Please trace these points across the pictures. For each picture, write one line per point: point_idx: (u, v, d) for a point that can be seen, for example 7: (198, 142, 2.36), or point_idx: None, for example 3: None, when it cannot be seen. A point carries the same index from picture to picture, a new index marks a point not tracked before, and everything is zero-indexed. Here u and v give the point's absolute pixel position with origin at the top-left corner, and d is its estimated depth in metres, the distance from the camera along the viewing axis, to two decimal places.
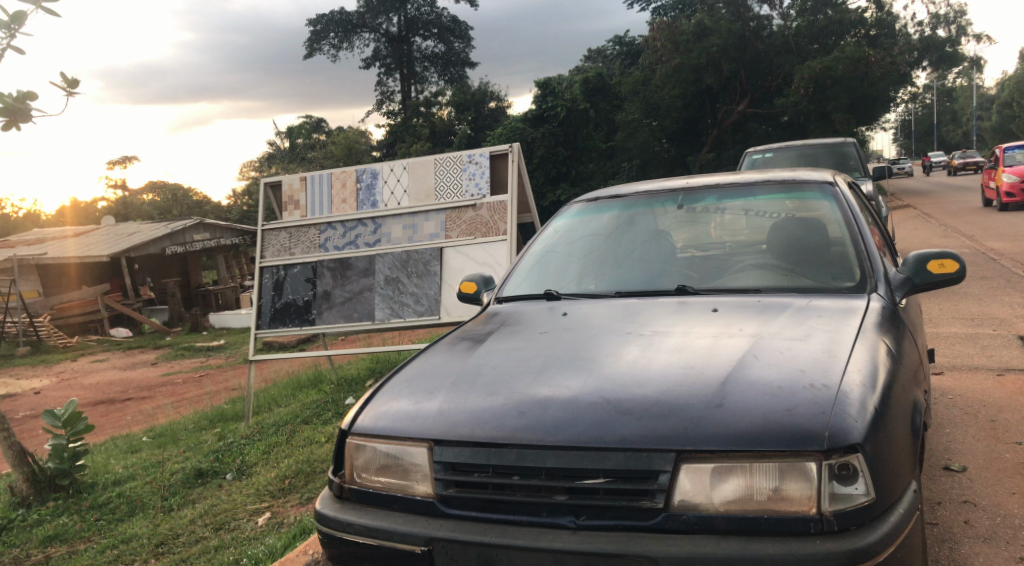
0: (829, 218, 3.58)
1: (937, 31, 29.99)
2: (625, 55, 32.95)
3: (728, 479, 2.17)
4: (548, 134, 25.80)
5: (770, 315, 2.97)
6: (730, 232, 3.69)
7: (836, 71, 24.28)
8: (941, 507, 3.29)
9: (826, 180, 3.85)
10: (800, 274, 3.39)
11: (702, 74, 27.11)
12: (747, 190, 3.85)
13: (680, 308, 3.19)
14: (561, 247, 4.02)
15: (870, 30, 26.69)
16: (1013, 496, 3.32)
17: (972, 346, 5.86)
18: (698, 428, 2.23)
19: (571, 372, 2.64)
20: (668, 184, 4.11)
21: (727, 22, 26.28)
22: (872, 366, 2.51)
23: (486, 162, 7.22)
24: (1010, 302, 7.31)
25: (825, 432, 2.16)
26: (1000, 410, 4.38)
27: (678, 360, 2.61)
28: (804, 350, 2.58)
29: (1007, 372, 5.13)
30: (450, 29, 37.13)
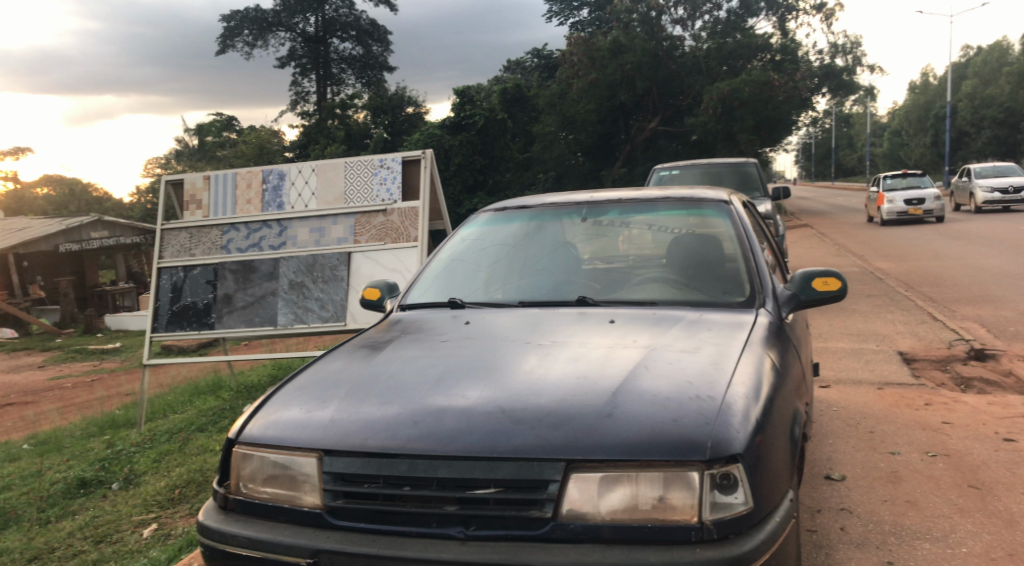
0: (725, 234, 3.70)
1: (835, 59, 31.65)
2: (543, 67, 33.60)
3: (615, 489, 2.20)
4: (465, 143, 25.53)
5: (664, 327, 3.04)
6: (636, 245, 3.76)
7: (743, 93, 25.23)
8: (820, 515, 3.40)
9: (722, 198, 3.98)
10: (694, 289, 3.49)
11: (616, 90, 27.71)
12: (649, 205, 3.95)
13: (580, 319, 3.24)
14: (468, 255, 4.03)
15: (775, 55, 27.99)
16: (886, 503, 3.47)
17: (856, 361, 6.16)
18: (588, 436, 2.26)
19: (469, 381, 2.64)
20: (575, 198, 4.17)
21: (642, 41, 26.76)
22: (756, 379, 2.60)
23: (398, 168, 7.16)
24: (892, 320, 7.72)
25: (708, 442, 2.22)
26: (877, 422, 4.61)
27: (573, 370, 2.64)
28: (693, 362, 2.65)
29: (886, 386, 5.40)
30: (369, 32, 36.48)
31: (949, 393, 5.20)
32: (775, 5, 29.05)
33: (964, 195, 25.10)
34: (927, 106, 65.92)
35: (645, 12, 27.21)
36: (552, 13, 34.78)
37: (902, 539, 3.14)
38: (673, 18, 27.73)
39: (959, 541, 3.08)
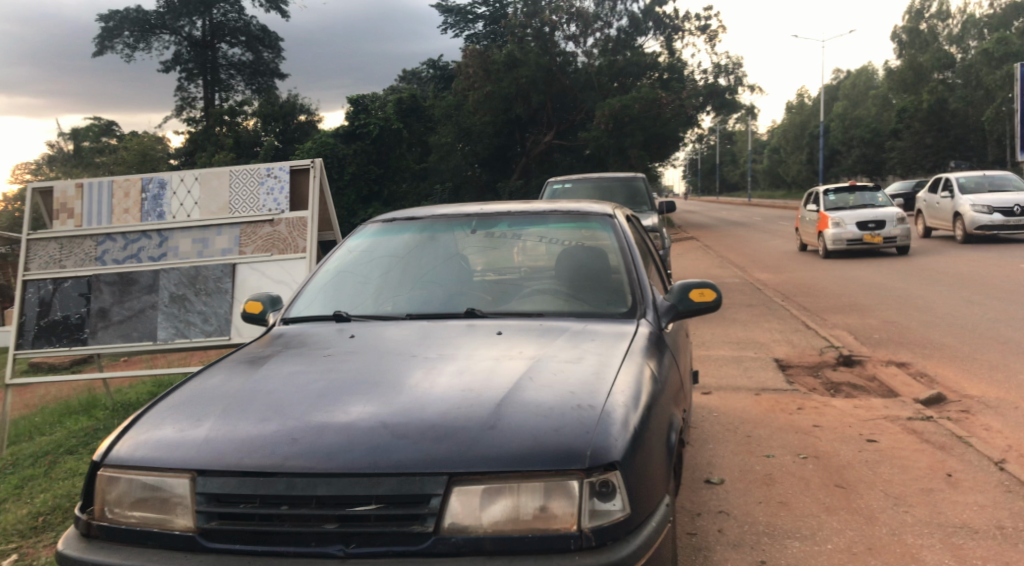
0: (609, 247, 3.80)
1: (718, 79, 33.09)
2: (439, 78, 33.71)
3: (496, 500, 2.21)
4: (360, 152, 25.24)
5: (549, 338, 3.09)
6: (528, 257, 3.80)
7: (633, 110, 26.08)
8: (700, 518, 3.51)
9: (607, 212, 4.09)
10: (579, 299, 3.56)
11: (512, 103, 28.08)
12: (539, 218, 4.00)
13: (468, 331, 3.24)
14: (356, 266, 3.98)
15: (663, 74, 29.47)
16: (761, 505, 3.62)
17: (735, 368, 6.42)
18: (471, 449, 2.26)
19: (355, 396, 2.60)
20: (464, 210, 4.19)
21: (536, 55, 27.16)
22: (636, 387, 2.68)
23: (286, 177, 7.08)
24: (770, 329, 8.10)
25: (588, 451, 2.26)
26: (754, 426, 4.82)
27: (459, 383, 2.64)
28: (576, 372, 2.70)
29: (763, 392, 5.65)
30: (259, 39, 35.74)
31: (819, 397, 5.49)
32: (663, 25, 30.23)
33: (941, 215, 19.12)
34: (802, 125, 69.90)
35: (538, 27, 27.77)
36: (447, 25, 34.90)
37: (775, 538, 3.29)
38: (566, 34, 28.32)
39: (824, 538, 3.25)
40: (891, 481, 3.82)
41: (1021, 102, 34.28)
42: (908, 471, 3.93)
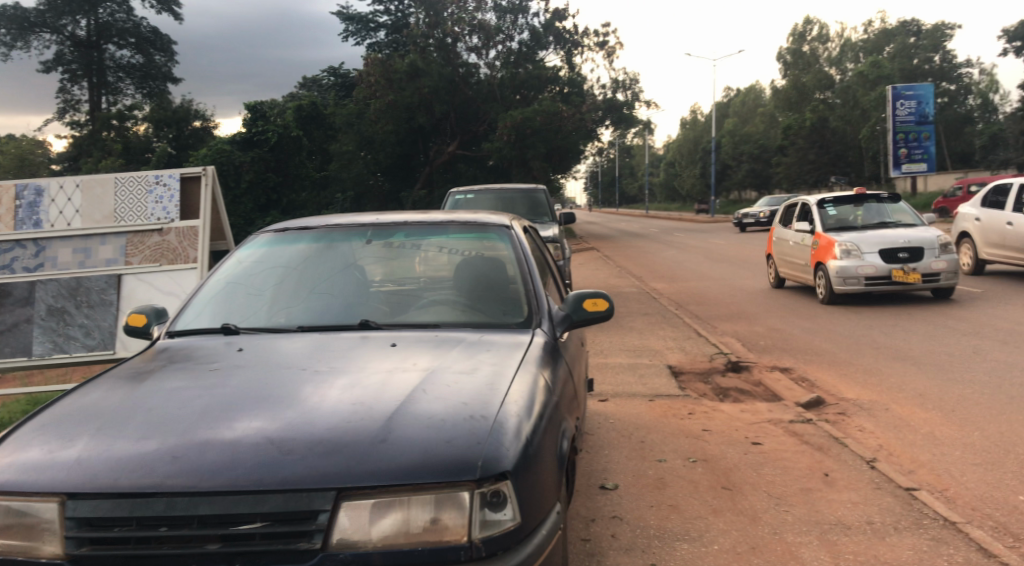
0: (506, 258, 3.82)
1: (616, 95, 33.99)
2: (340, 86, 33.45)
3: (386, 515, 2.18)
4: (257, 159, 24.41)
5: (443, 349, 3.08)
6: (429, 267, 3.79)
7: (535, 122, 26.31)
8: (595, 524, 3.57)
9: (504, 223, 4.11)
10: (476, 310, 3.57)
11: (414, 113, 27.98)
12: (439, 228, 3.99)
13: (361, 342, 3.19)
14: (247, 277, 3.87)
15: (564, 88, 30.12)
16: (652, 509, 3.72)
17: (631, 375, 6.57)
18: (361, 463, 2.23)
19: (244, 412, 2.52)
20: (359, 220, 4.14)
21: (438, 66, 27.11)
22: (529, 397, 2.70)
23: (176, 185, 6.94)
24: (664, 336, 8.34)
25: (479, 461, 2.26)
26: (647, 432, 4.96)
27: (351, 397, 2.59)
28: (470, 383, 2.69)
29: (656, 398, 5.81)
30: (150, 41, 34.37)
31: (709, 403, 5.69)
32: (563, 40, 30.80)
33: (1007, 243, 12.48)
34: (697, 140, 72.60)
35: (440, 38, 27.76)
36: (348, 33, 34.49)
37: (664, 541, 3.38)
38: (468, 46, 28.45)
39: (711, 539, 3.36)
40: (773, 481, 3.99)
41: (892, 122, 36.72)
42: (789, 471, 4.12)
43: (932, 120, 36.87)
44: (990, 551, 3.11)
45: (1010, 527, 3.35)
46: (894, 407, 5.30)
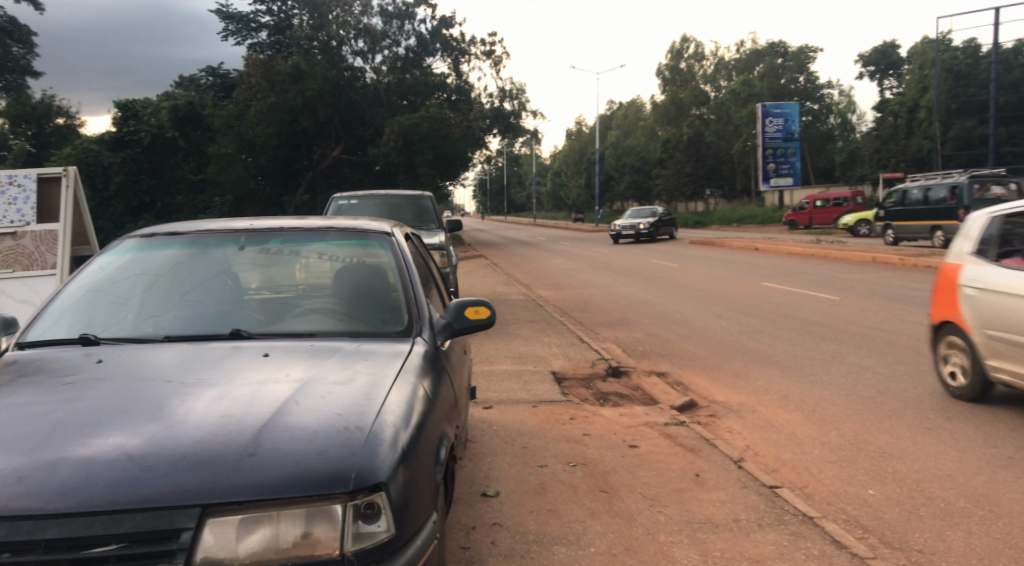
0: (387, 265, 3.76)
1: (503, 103, 34.32)
2: (219, 86, 32.36)
3: (254, 530, 2.11)
4: (129, 160, 23.08)
5: (319, 359, 3.00)
6: (308, 274, 3.70)
7: (422, 129, 26.17)
8: (474, 532, 3.56)
9: (385, 230, 4.04)
10: (354, 319, 3.51)
11: (297, 116, 27.19)
12: (319, 235, 3.89)
13: (232, 353, 3.08)
14: (109, 285, 3.66)
15: (450, 94, 30.17)
16: (532, 516, 3.75)
17: (516, 382, 6.61)
18: (227, 477, 2.15)
19: (99, 428, 2.37)
20: (233, 226, 3.98)
21: (322, 69, 26.70)
22: (406, 406, 2.67)
23: (32, 186, 6.79)
24: (549, 343, 8.45)
25: (352, 473, 2.21)
26: (530, 437, 5.01)
27: (218, 409, 2.49)
28: (344, 394, 2.63)
29: (539, 404, 5.88)
30: (6, 31, 31.95)
31: (590, 408, 5.81)
32: (450, 48, 30.86)
33: None
34: (581, 151, 74.40)
35: (325, 40, 27.33)
36: (227, 32, 33.31)
37: (543, 545, 3.42)
38: (353, 49, 28.17)
39: (588, 542, 3.42)
40: (648, 483, 4.12)
41: (762, 138, 38.75)
42: (662, 473, 4.26)
43: (796, 137, 39.18)
44: (842, 542, 3.32)
45: (860, 519, 3.59)
46: (761, 409, 5.58)
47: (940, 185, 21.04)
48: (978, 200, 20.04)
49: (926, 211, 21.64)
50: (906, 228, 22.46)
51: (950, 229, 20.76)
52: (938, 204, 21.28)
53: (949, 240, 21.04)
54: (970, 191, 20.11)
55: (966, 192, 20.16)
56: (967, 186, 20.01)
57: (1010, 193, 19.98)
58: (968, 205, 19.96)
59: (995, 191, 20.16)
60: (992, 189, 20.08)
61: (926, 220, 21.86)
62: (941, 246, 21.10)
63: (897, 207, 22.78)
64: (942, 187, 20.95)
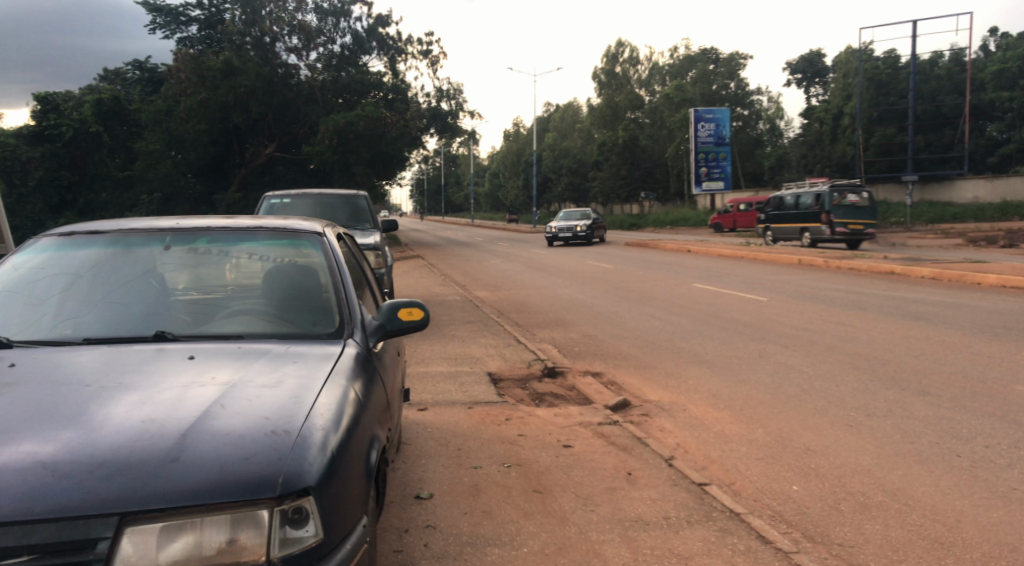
0: (319, 265, 3.69)
1: (440, 103, 34.20)
2: (146, 81, 31.36)
3: (175, 538, 2.05)
4: (48, 155, 22.41)
5: (246, 362, 2.94)
6: (236, 275, 3.61)
7: (357, 127, 25.88)
8: (407, 535, 3.54)
9: (318, 230, 3.97)
10: (283, 320, 3.44)
11: (229, 112, 26.55)
12: (249, 234, 3.80)
13: (155, 356, 2.99)
14: (23, 286, 3.51)
15: (387, 94, 30.00)
16: (465, 517, 3.74)
17: (452, 384, 6.58)
18: (148, 484, 2.08)
19: (10, 436, 2.27)
20: (158, 224, 3.86)
21: (255, 65, 25.96)
22: (336, 409, 2.63)
23: None
24: (486, 343, 8.45)
25: (279, 478, 2.17)
26: (464, 439, 5.00)
27: (140, 414, 2.41)
28: (273, 397, 2.58)
29: (475, 405, 5.87)
30: None
31: (525, 408, 5.83)
32: (386, 46, 30.62)
33: None
34: (518, 153, 74.74)
35: (258, 36, 26.70)
36: (155, 25, 32.31)
37: (477, 546, 3.41)
38: (287, 46, 27.66)
39: (521, 542, 3.44)
40: (580, 483, 4.15)
41: (695, 143, 39.56)
42: (595, 472, 4.30)
43: (727, 142, 40.17)
44: (767, 538, 3.40)
45: (784, 515, 3.69)
46: (692, 407, 5.70)
47: (808, 191, 22.51)
48: (836, 206, 21.62)
49: (797, 215, 23.20)
50: (781, 229, 23.95)
51: (815, 231, 22.30)
52: (806, 208, 22.77)
53: (815, 240, 22.59)
54: (830, 198, 21.58)
55: (827, 199, 21.67)
56: (827, 193, 21.45)
57: (864, 201, 21.52)
58: (828, 211, 21.54)
59: (852, 198, 21.68)
60: (850, 196, 21.55)
61: (797, 222, 23.38)
62: (808, 247, 22.64)
63: (774, 210, 24.34)
64: (810, 193, 22.43)
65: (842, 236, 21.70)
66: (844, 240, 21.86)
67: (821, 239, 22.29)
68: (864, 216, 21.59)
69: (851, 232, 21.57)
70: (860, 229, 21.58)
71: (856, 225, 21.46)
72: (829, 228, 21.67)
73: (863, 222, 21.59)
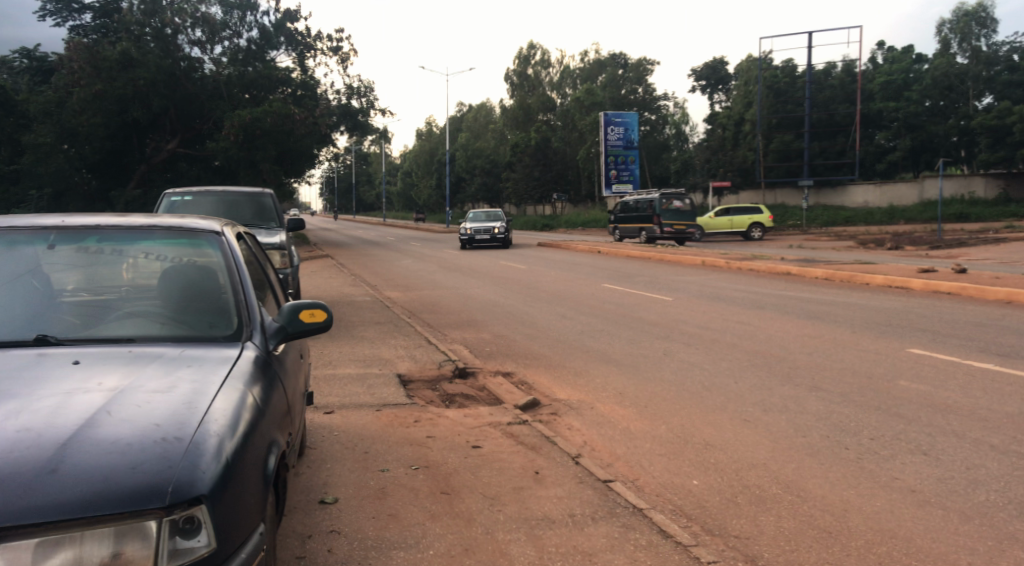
0: (217, 266, 3.56)
1: (351, 101, 33.73)
2: (36, 70, 29.67)
3: (54, 553, 1.95)
4: None
5: (137, 366, 2.81)
6: (129, 276, 3.45)
7: (264, 123, 25.27)
8: (311, 540, 3.47)
9: (217, 229, 3.82)
10: (179, 324, 3.31)
11: (127, 106, 25.43)
12: (143, 233, 3.63)
13: (37, 361, 2.83)
14: None
15: (296, 90, 29.40)
16: (371, 520, 3.69)
17: (359, 386, 6.49)
18: (25, 497, 1.97)
19: None
20: (42, 222, 3.65)
21: (156, 57, 25.07)
22: (232, 414, 2.55)
23: None
24: (395, 345, 8.38)
25: (169, 487, 2.09)
26: (373, 442, 4.92)
27: (17, 424, 2.28)
28: (164, 403, 2.48)
29: (384, 408, 5.80)
30: None
31: (434, 409, 5.80)
32: (295, 42, 30.04)
33: None
34: (431, 152, 74.50)
35: (158, 27, 25.61)
36: (45, 11, 30.51)
37: (381, 551, 3.37)
38: (190, 39, 26.68)
39: (427, 545, 3.41)
40: (488, 483, 4.16)
41: (604, 146, 40.29)
42: (503, 472, 4.31)
43: (635, 146, 41.15)
44: (668, 532, 3.49)
45: (685, 509, 3.80)
46: (598, 406, 5.79)
47: (645, 198, 27.71)
48: (665, 210, 26.90)
49: (637, 217, 28.49)
50: (625, 228, 29.17)
51: (650, 231, 27.57)
52: (644, 211, 28.04)
53: (651, 238, 27.84)
54: (660, 203, 26.94)
55: (658, 204, 26.89)
56: (658, 200, 26.61)
57: (686, 206, 26.85)
58: (658, 214, 26.79)
59: (677, 204, 27.02)
60: (675, 202, 26.96)
61: (637, 222, 28.71)
62: (644, 243, 28.00)
63: (622, 212, 29.48)
64: (646, 199, 27.77)
65: (669, 234, 27.11)
66: (671, 238, 27.16)
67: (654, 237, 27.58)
68: (686, 218, 27.06)
69: (676, 230, 26.93)
70: (683, 228, 27.02)
71: (679, 225, 26.89)
72: (660, 227, 27.02)
73: (685, 223, 27.02)
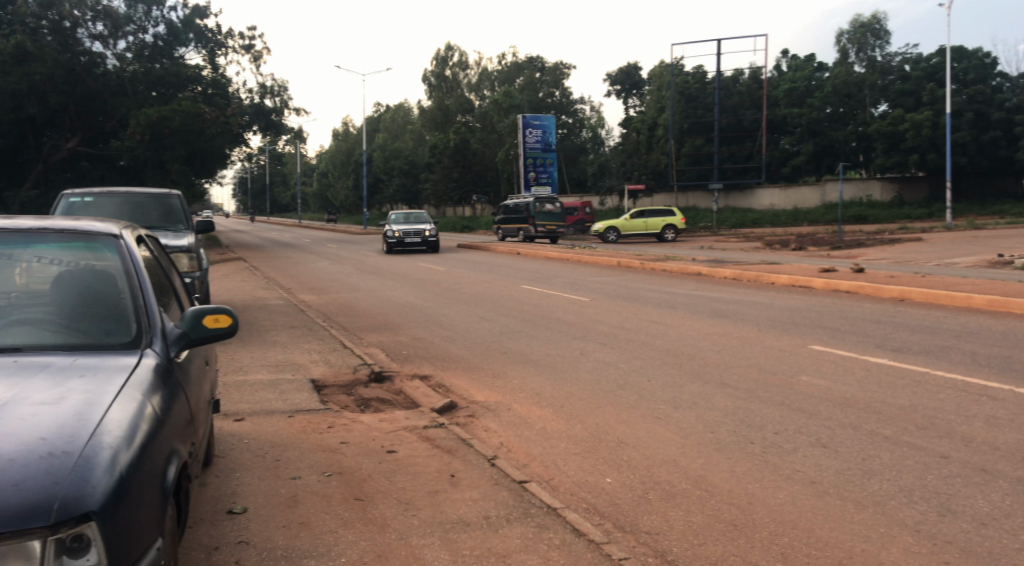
0: (114, 270, 3.40)
1: (263, 100, 32.95)
2: None
3: None
4: None
5: (23, 377, 2.67)
6: (17, 282, 3.27)
7: (172, 123, 24.40)
8: (217, 552, 3.36)
9: (115, 231, 3.65)
10: (73, 331, 3.16)
11: (23, 102, 24.14)
12: (35, 236, 3.44)
13: None
14: None
15: (206, 88, 28.59)
16: (281, 529, 3.60)
17: (270, 392, 6.33)
18: None
19: None
20: None
21: (53, 51, 23.86)
22: (128, 425, 2.44)
23: None
24: (309, 349, 8.23)
25: (55, 504, 1.99)
26: (283, 449, 4.81)
27: None
28: (52, 415, 2.36)
29: (296, 414, 5.68)
30: None
31: (348, 414, 5.72)
32: (204, 39, 29.22)
33: None
34: (348, 153, 73.44)
35: (56, 20, 24.29)
36: None
37: (290, 560, 3.29)
38: (91, 34, 25.60)
39: (338, 553, 3.36)
40: (402, 488, 4.12)
41: (524, 148, 40.46)
42: (418, 476, 4.28)
43: (554, 148, 41.61)
44: (580, 530, 3.53)
45: (598, 507, 3.85)
46: (515, 406, 5.82)
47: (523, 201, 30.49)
48: (538, 212, 29.66)
49: (516, 217, 31.20)
50: (507, 228, 31.90)
51: (527, 230, 30.32)
52: (523, 213, 30.77)
53: (529, 237, 30.61)
54: (534, 206, 29.65)
55: (532, 207, 29.65)
56: (532, 203, 29.38)
57: (558, 209, 29.64)
58: (531, 216, 29.54)
59: (549, 207, 29.84)
60: (548, 205, 29.60)
61: (517, 222, 31.42)
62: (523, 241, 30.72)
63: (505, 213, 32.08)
64: (525, 202, 30.37)
65: (543, 233, 29.88)
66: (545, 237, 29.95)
67: (531, 236, 30.34)
68: (557, 220, 29.87)
69: (549, 230, 29.77)
70: (554, 228, 29.82)
71: (551, 226, 29.59)
72: (534, 227, 29.80)
73: (557, 224, 29.76)
